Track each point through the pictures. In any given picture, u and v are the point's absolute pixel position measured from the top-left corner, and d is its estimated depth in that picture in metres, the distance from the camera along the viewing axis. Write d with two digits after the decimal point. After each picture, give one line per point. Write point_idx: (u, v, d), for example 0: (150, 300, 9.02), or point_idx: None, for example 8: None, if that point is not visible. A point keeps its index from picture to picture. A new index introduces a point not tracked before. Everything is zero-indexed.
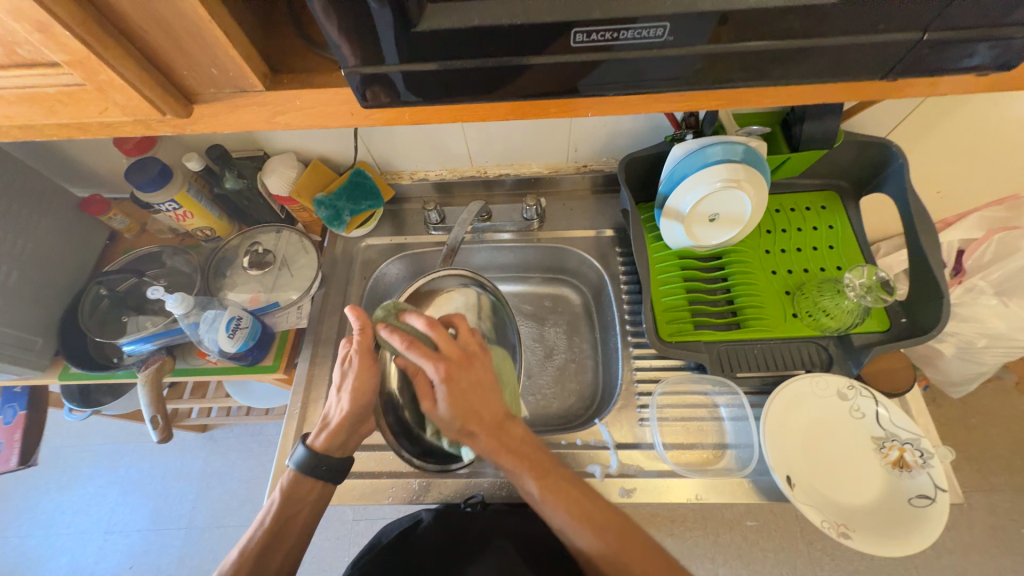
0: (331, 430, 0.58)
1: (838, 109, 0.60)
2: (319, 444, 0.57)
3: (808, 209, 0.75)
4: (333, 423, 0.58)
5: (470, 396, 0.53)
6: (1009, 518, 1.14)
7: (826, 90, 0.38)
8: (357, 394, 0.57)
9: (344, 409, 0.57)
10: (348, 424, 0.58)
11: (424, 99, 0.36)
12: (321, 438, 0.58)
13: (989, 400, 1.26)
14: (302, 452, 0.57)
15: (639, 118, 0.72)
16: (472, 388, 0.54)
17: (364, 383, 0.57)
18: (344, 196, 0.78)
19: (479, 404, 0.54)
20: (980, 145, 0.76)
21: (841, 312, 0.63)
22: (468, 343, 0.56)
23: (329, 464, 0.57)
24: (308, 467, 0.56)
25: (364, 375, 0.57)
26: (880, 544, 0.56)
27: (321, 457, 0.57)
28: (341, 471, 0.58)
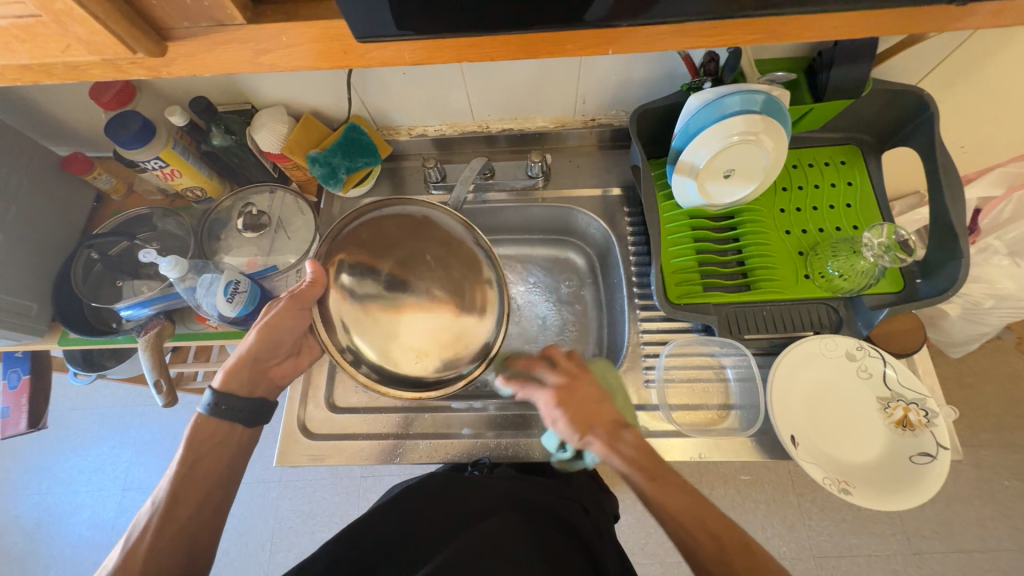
0: (230, 367, 0.58)
1: (869, 55, 0.56)
2: (221, 384, 0.58)
3: (828, 165, 0.71)
4: (234, 361, 0.59)
5: (582, 413, 0.55)
6: (996, 471, 1.18)
7: (867, 19, 0.34)
8: (266, 329, 0.59)
9: (252, 342, 0.59)
10: (253, 362, 0.59)
11: (419, 30, 0.33)
12: (219, 378, 0.58)
13: (986, 359, 1.28)
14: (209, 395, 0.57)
15: (652, 65, 0.67)
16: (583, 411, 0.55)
17: (279, 322, 0.59)
18: (339, 152, 0.74)
19: (591, 420, 0.55)
20: (1012, 93, 0.71)
21: (856, 273, 0.62)
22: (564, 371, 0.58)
23: (230, 402, 0.57)
24: (212, 406, 0.56)
25: (285, 318, 0.59)
26: (879, 499, 0.57)
27: (224, 400, 0.57)
28: (253, 417, 0.58)
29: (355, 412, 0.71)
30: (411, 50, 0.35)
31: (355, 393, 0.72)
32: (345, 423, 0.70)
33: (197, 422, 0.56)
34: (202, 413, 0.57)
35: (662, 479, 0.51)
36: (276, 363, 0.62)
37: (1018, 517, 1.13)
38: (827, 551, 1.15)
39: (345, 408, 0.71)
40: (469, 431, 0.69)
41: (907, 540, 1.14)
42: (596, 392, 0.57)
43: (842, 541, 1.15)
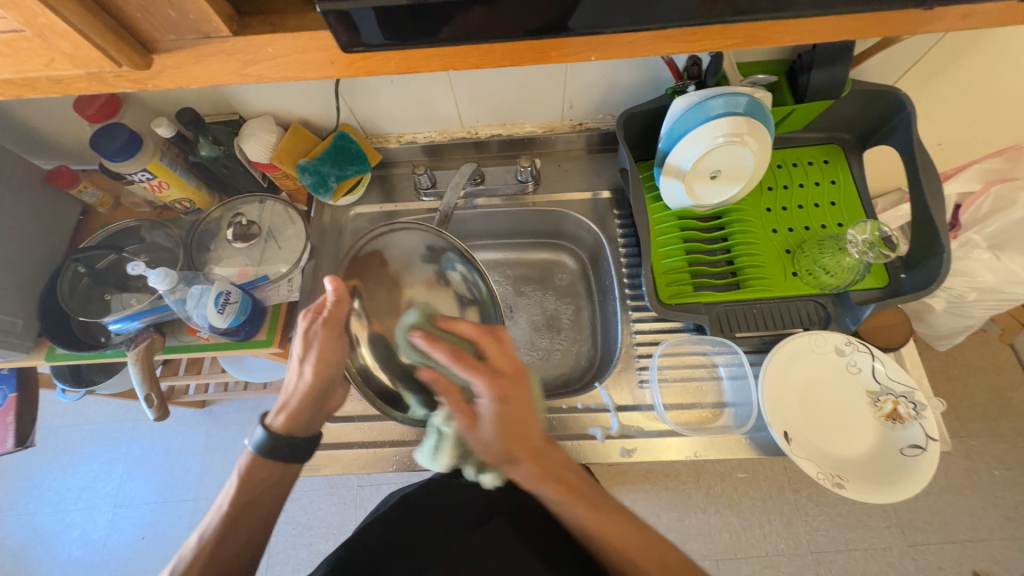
0: (291, 410, 0.56)
1: (847, 57, 0.57)
2: (279, 425, 0.56)
3: (811, 164, 0.73)
4: (294, 402, 0.56)
5: (509, 430, 0.49)
6: (985, 461, 1.20)
7: (845, 22, 0.35)
8: (319, 363, 0.55)
9: (308, 381, 0.55)
10: (311, 399, 0.56)
11: (404, 40, 0.34)
12: (280, 419, 0.56)
13: (972, 351, 1.30)
14: (262, 435, 0.56)
15: (638, 70, 0.68)
16: (500, 424, 0.48)
17: (331, 355, 0.55)
18: (328, 161, 0.74)
19: (518, 437, 0.49)
20: (986, 92, 0.73)
21: (841, 269, 0.63)
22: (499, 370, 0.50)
23: (290, 444, 0.56)
24: (267, 449, 0.55)
25: (334, 351, 0.55)
26: (871, 492, 0.58)
27: (283, 437, 0.55)
28: (307, 451, 0.57)
29: (349, 420, 0.70)
30: (397, 60, 0.36)
31: (348, 401, 0.71)
32: (340, 432, 0.69)
33: (250, 461, 0.55)
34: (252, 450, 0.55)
35: (596, 500, 0.52)
36: (335, 391, 0.60)
37: (1008, 506, 1.15)
38: (824, 546, 1.16)
39: (339, 418, 0.70)
40: None
41: (902, 533, 1.15)
42: (529, 407, 0.49)
43: (839, 535, 1.16)
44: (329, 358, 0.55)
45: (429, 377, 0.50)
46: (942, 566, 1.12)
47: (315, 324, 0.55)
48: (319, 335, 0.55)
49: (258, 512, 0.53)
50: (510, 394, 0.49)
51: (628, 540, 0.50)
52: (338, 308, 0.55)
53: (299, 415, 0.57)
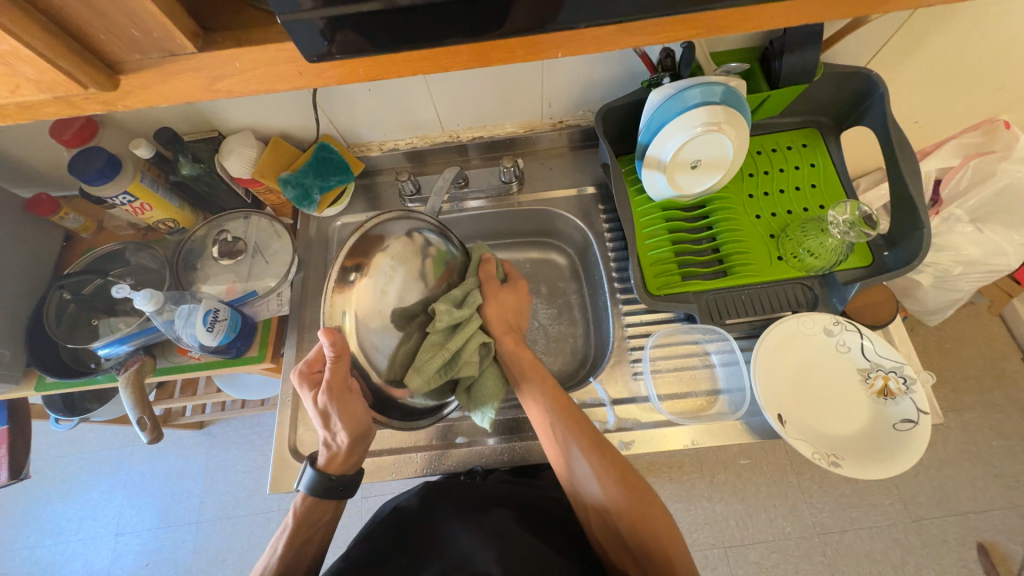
0: (338, 458, 0.58)
1: (817, 41, 0.58)
2: (331, 470, 0.58)
3: (790, 148, 0.74)
4: (338, 453, 0.57)
5: (507, 307, 0.64)
6: (981, 432, 1.21)
7: (806, 7, 0.36)
8: (347, 425, 0.54)
9: (344, 441, 0.56)
10: (353, 449, 0.57)
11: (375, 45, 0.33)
12: (329, 465, 0.58)
13: (963, 324, 1.32)
14: (311, 475, 0.58)
15: (613, 65, 0.68)
16: (508, 294, 0.65)
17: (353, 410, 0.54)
18: (310, 173, 0.74)
19: (511, 314, 0.64)
20: (958, 68, 0.75)
21: (825, 250, 0.64)
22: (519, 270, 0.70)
23: (343, 484, 0.58)
24: (320, 491, 0.57)
25: (355, 405, 0.54)
26: (866, 468, 0.58)
27: (335, 478, 0.58)
28: (356, 483, 0.60)
29: None
30: (368, 66, 0.36)
31: None
32: None
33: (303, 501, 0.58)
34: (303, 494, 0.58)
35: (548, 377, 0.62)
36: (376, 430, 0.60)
37: (1008, 474, 1.17)
38: (830, 527, 1.17)
39: None
40: (464, 440, 0.69)
41: (905, 508, 1.16)
42: (525, 299, 0.66)
43: (843, 515, 1.17)
44: (351, 420, 0.54)
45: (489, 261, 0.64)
46: (947, 540, 1.13)
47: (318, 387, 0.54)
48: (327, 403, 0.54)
49: (307, 524, 0.57)
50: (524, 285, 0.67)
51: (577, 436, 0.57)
52: (342, 364, 0.52)
53: (353, 462, 0.58)
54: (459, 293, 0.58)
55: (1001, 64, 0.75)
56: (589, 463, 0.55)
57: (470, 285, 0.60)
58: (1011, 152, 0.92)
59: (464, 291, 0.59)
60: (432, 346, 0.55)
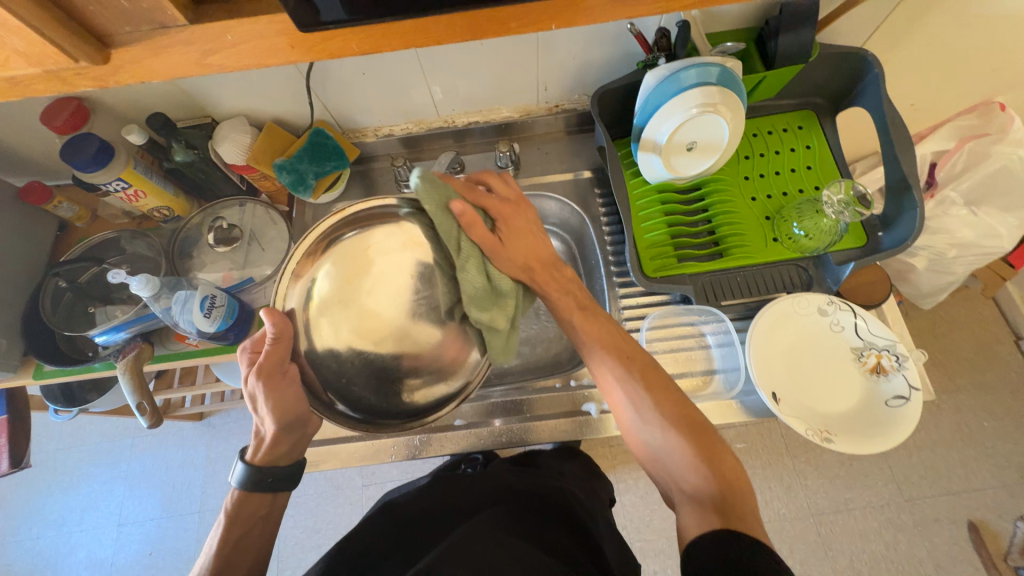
0: (268, 445, 0.58)
1: (812, 19, 0.58)
2: (260, 458, 0.58)
3: (786, 131, 0.74)
4: (268, 440, 0.57)
5: (518, 240, 0.57)
6: (973, 413, 1.27)
7: None
8: (274, 411, 0.55)
9: (272, 426, 0.56)
10: (283, 434, 0.58)
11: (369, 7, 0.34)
12: (260, 453, 0.58)
13: (957, 308, 1.35)
14: (242, 469, 0.57)
15: (608, 46, 0.67)
16: (517, 240, 0.57)
17: (280, 399, 0.54)
18: (306, 159, 0.73)
19: (536, 251, 0.58)
20: (954, 50, 0.75)
21: (820, 232, 0.65)
22: (495, 201, 0.57)
23: (274, 475, 0.58)
24: (250, 481, 0.57)
25: (286, 393, 0.54)
26: (859, 443, 0.59)
27: (264, 467, 0.57)
28: (291, 476, 0.59)
29: None
30: (369, 39, 0.36)
31: None
32: (338, 427, 0.69)
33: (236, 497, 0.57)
34: (238, 486, 0.57)
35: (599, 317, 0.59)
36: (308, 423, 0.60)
37: (999, 455, 1.23)
38: (824, 508, 1.25)
39: None
40: (463, 422, 0.70)
41: (898, 489, 1.24)
42: (538, 232, 0.59)
43: (837, 497, 1.25)
44: (277, 409, 0.55)
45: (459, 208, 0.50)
46: (940, 519, 1.21)
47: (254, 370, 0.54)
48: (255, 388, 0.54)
49: (244, 522, 0.56)
50: (524, 214, 0.59)
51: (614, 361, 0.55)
52: (281, 341, 0.51)
53: (287, 453, 0.59)
54: (467, 264, 0.49)
55: (996, 46, 0.76)
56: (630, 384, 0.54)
57: (480, 265, 0.49)
58: (1006, 134, 0.93)
59: (475, 271, 0.49)
60: (500, 347, 0.51)
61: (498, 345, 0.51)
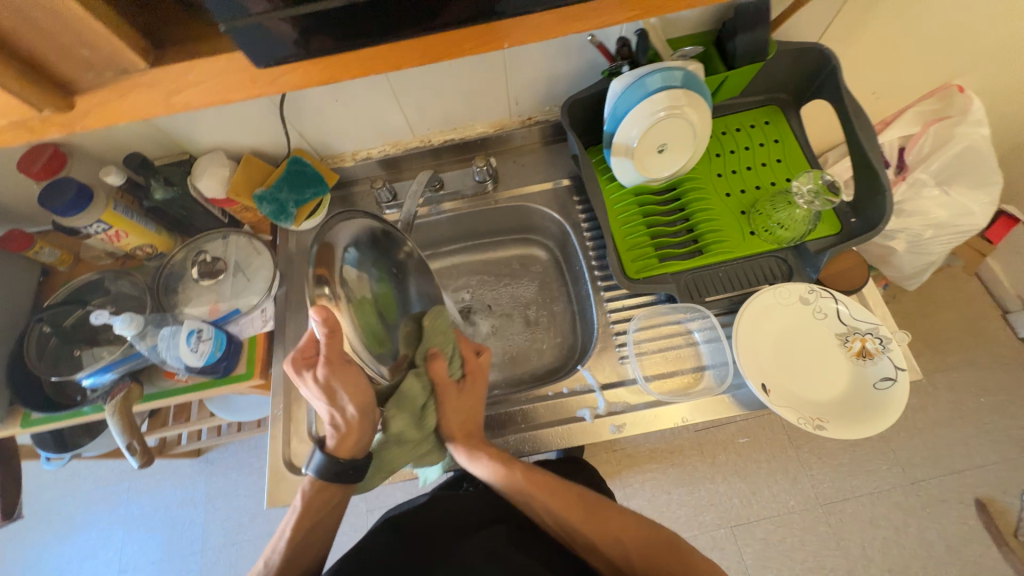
0: (348, 436, 0.58)
1: (764, 19, 0.61)
2: (339, 450, 0.58)
3: (753, 127, 0.75)
4: (348, 431, 0.57)
5: (464, 400, 0.65)
6: (968, 389, 1.30)
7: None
8: (351, 396, 0.55)
9: (351, 413, 0.56)
10: (360, 421, 0.57)
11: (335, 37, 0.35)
12: (339, 445, 0.58)
13: (940, 286, 1.40)
14: (322, 458, 0.58)
15: (573, 58, 0.69)
16: (464, 398, 0.65)
17: (352, 381, 0.55)
18: (285, 187, 0.73)
19: (469, 417, 0.65)
20: (906, 38, 0.78)
21: (794, 222, 0.67)
22: (478, 364, 0.68)
23: (353, 466, 0.58)
24: (332, 473, 0.57)
25: (352, 377, 0.55)
26: (852, 428, 0.59)
27: (344, 460, 0.58)
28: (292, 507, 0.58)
29: None
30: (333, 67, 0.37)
31: None
32: None
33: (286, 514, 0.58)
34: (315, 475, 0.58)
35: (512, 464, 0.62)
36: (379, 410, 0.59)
37: (996, 429, 1.26)
38: (832, 497, 1.25)
39: None
40: None
41: (903, 472, 1.25)
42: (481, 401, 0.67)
43: (844, 485, 1.26)
44: (355, 394, 0.56)
45: (432, 351, 0.63)
46: (946, 499, 1.22)
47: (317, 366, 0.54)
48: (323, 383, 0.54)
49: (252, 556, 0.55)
50: (480, 382, 0.67)
51: (567, 509, 0.59)
52: (336, 338, 0.51)
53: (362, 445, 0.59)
54: (413, 391, 0.60)
55: (945, 36, 0.80)
56: (552, 510, 0.60)
57: (423, 390, 0.61)
58: (967, 115, 0.95)
59: (420, 392, 0.61)
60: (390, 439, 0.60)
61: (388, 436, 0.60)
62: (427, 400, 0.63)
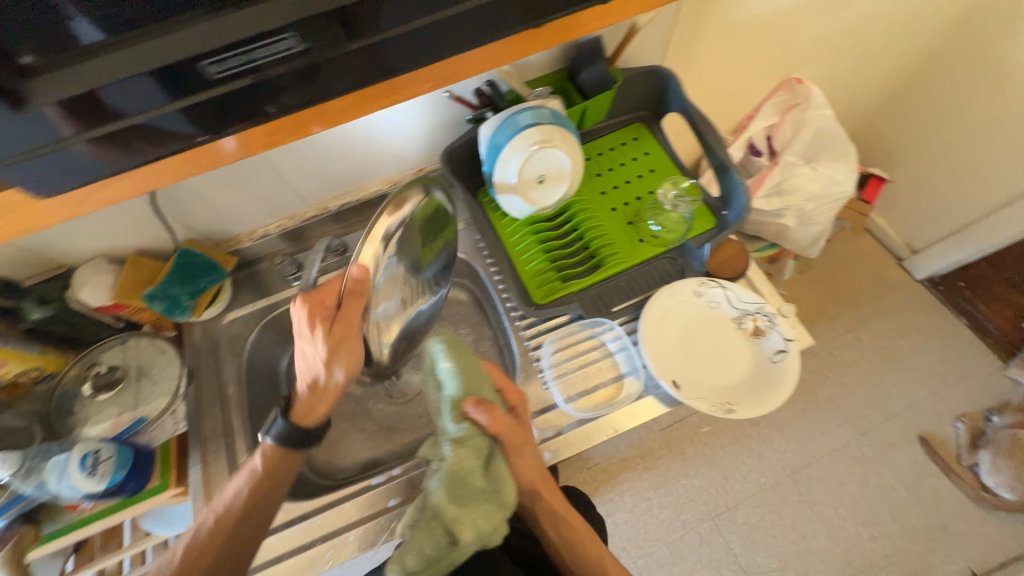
0: (319, 396, 0.57)
1: (601, 54, 0.70)
2: (301, 418, 0.57)
3: (624, 144, 0.82)
4: (325, 391, 0.57)
5: (523, 441, 0.58)
6: (888, 336, 1.42)
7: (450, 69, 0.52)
8: (344, 358, 0.55)
9: (336, 377, 0.56)
10: (339, 387, 0.57)
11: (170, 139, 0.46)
12: (302, 408, 0.57)
13: (842, 248, 1.54)
14: (281, 425, 0.56)
15: (443, 111, 0.73)
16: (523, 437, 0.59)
17: (348, 343, 0.54)
18: (177, 281, 0.72)
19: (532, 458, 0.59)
20: (737, 47, 0.89)
21: (672, 224, 0.75)
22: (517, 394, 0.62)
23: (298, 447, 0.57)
24: (283, 439, 0.56)
25: (348, 342, 0.54)
26: (758, 405, 0.64)
27: (302, 428, 0.57)
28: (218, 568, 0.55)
29: (272, 533, 0.67)
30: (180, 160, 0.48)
31: None
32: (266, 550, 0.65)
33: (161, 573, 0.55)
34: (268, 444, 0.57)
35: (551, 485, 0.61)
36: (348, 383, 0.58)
37: (918, 367, 1.38)
38: (796, 465, 1.30)
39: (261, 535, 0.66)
40: (395, 502, 0.67)
41: (852, 426, 1.32)
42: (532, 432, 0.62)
43: (804, 451, 1.31)
44: (350, 357, 0.55)
45: (478, 406, 0.53)
46: (894, 442, 1.30)
47: (327, 322, 0.53)
48: (330, 324, 0.53)
49: None
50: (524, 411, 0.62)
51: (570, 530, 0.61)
52: (360, 293, 0.51)
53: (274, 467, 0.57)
54: (470, 459, 0.51)
55: (769, 40, 0.91)
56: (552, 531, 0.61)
57: (479, 456, 0.52)
58: (811, 102, 1.07)
59: (476, 457, 0.51)
60: (455, 552, 0.48)
61: (452, 549, 0.48)
62: (492, 460, 0.53)
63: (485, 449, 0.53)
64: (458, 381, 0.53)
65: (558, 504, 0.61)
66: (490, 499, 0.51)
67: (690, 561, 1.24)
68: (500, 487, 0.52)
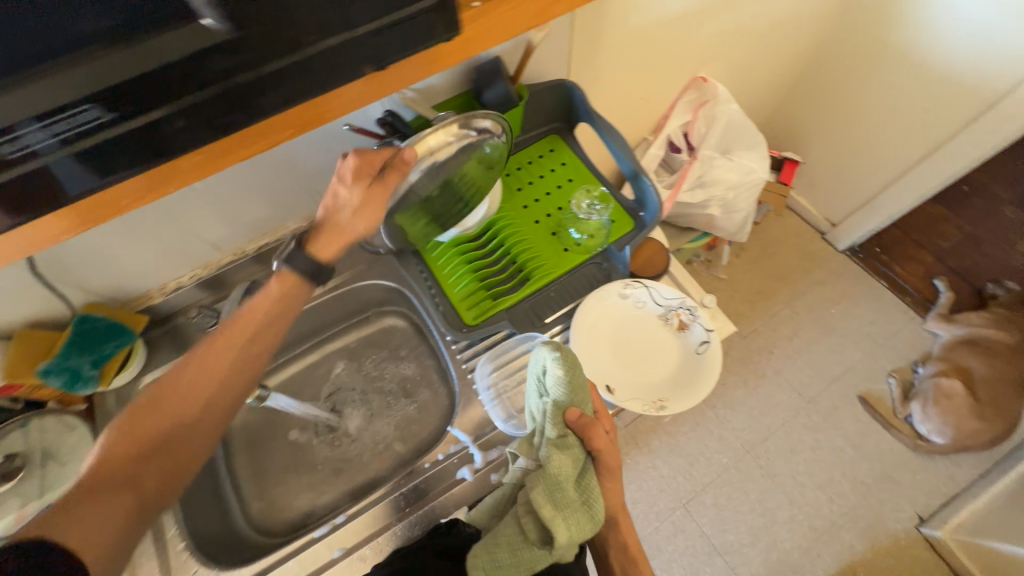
0: (322, 242, 0.55)
1: (501, 71, 0.70)
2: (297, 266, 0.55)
3: (542, 157, 0.84)
4: (326, 238, 0.55)
5: (612, 459, 0.57)
6: (821, 306, 1.51)
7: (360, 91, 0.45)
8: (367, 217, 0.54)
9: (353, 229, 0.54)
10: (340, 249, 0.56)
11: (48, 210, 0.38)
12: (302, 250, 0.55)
13: (772, 228, 1.63)
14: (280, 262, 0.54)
15: (350, 143, 0.72)
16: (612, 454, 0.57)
17: (369, 210, 0.54)
18: (76, 350, 0.67)
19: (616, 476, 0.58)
20: (639, 53, 0.93)
21: (593, 229, 0.76)
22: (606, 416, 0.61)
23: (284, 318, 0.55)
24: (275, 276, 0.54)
25: (372, 209, 0.54)
26: (688, 396, 0.69)
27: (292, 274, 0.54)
28: None
29: None
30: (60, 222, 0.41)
31: None
32: None
33: None
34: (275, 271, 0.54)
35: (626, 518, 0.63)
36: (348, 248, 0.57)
37: (850, 332, 1.47)
38: (754, 441, 1.35)
39: None
40: (342, 551, 0.65)
41: (799, 395, 1.40)
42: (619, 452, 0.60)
43: (760, 426, 1.37)
44: (372, 217, 0.54)
45: (575, 413, 0.53)
46: (839, 405, 1.38)
47: (366, 181, 0.53)
48: (370, 184, 0.53)
49: None
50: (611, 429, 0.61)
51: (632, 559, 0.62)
52: (404, 167, 0.52)
53: (239, 359, 0.52)
54: (565, 464, 0.51)
55: (667, 45, 0.96)
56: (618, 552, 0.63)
57: (571, 465, 0.51)
58: (718, 98, 1.14)
59: (566, 463, 0.51)
60: (548, 553, 0.47)
61: (547, 551, 0.47)
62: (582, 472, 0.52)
63: (575, 455, 0.52)
64: (565, 390, 0.54)
65: (628, 537, 0.63)
66: (577, 512, 0.49)
67: (667, 552, 1.26)
68: (589, 497, 0.50)
